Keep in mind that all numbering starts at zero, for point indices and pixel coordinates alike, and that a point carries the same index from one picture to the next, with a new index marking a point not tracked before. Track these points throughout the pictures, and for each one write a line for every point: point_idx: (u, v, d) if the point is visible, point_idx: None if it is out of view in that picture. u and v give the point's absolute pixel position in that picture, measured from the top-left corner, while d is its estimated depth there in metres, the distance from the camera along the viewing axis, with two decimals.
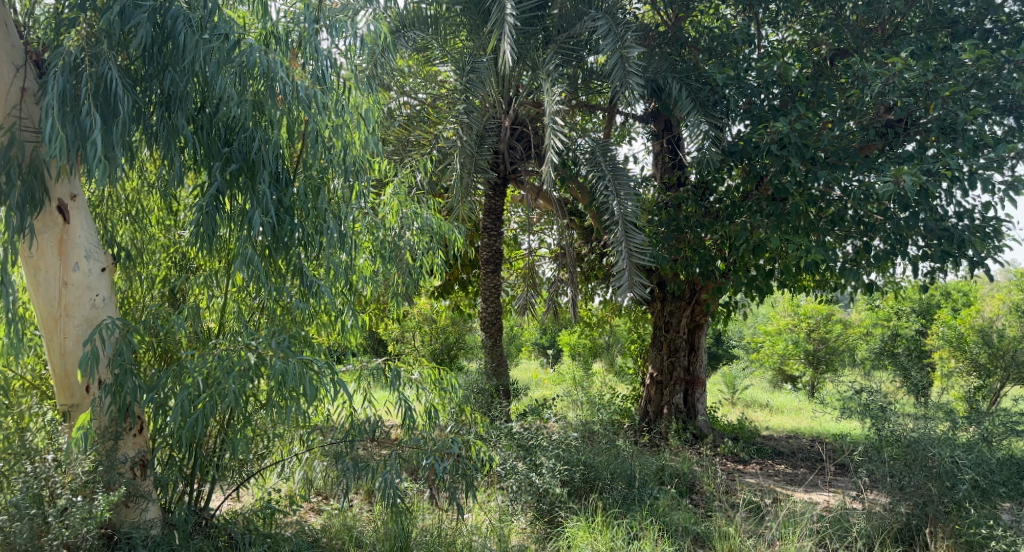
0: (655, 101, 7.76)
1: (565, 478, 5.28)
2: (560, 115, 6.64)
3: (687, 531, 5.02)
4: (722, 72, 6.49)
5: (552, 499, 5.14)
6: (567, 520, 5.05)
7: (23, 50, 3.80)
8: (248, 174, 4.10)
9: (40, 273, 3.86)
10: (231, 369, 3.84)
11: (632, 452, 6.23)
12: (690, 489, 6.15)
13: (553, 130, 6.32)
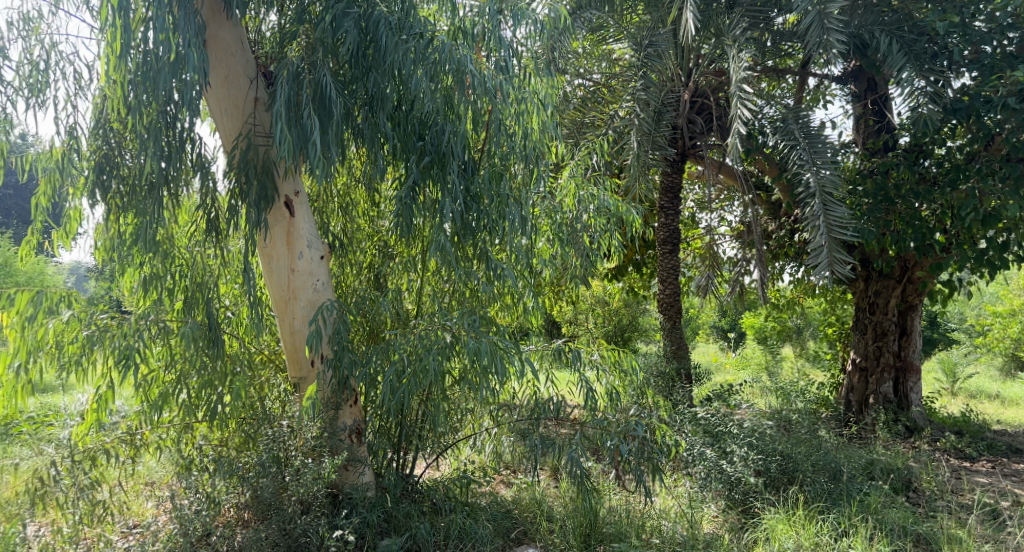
0: (856, 59, 7.24)
1: (760, 468, 5.16)
2: (749, 84, 6.39)
3: (907, 531, 4.73)
4: (945, 19, 6.05)
5: (745, 488, 5.06)
6: (765, 512, 4.89)
7: (255, 65, 4.27)
8: (440, 165, 4.37)
9: (273, 260, 4.36)
10: (432, 346, 4.14)
11: (837, 445, 5.93)
12: (907, 486, 5.77)
13: (740, 99, 6.11)
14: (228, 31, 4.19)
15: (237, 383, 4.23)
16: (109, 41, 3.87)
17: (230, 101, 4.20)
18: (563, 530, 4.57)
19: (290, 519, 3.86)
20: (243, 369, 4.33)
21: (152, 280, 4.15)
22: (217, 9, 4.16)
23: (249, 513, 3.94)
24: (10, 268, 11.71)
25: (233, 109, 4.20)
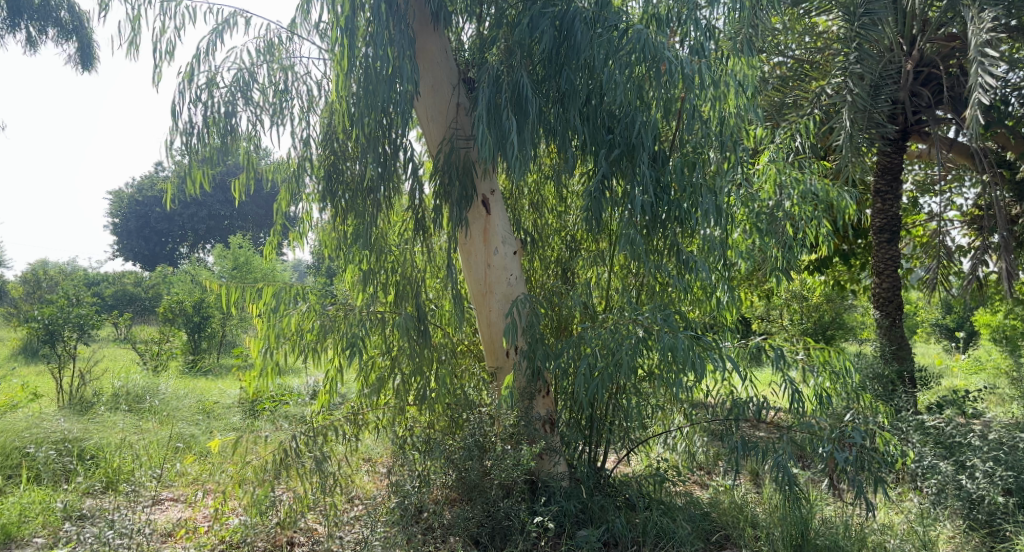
0: None
1: (1011, 486, 4.59)
2: (992, 46, 5.74)
3: None
4: None
5: (992, 508, 4.54)
6: (1017, 536, 4.36)
7: (456, 73, 4.47)
8: (629, 157, 4.31)
9: (472, 256, 4.57)
10: (625, 339, 4.09)
11: None
12: None
13: (982, 65, 5.50)
14: (436, 41, 4.43)
15: (443, 370, 4.55)
16: (337, 60, 4.26)
17: (436, 108, 4.45)
18: (769, 538, 4.36)
19: (494, 503, 4.06)
20: (448, 357, 4.68)
21: (370, 276, 4.55)
22: (426, 21, 4.40)
23: (455, 492, 4.17)
24: (249, 263, 13.24)
25: (438, 114, 4.44)
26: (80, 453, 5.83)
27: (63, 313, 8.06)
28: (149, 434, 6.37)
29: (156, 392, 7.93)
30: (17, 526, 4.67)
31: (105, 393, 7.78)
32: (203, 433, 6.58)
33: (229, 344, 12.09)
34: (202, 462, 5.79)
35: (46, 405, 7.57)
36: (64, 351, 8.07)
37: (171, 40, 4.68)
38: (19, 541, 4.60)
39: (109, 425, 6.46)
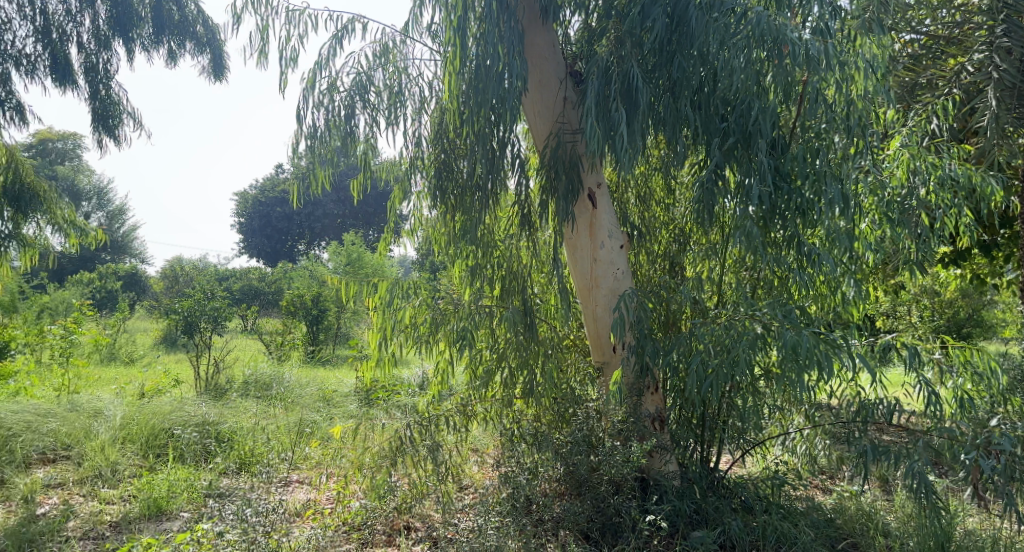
0: None
1: None
2: None
3: None
4: None
5: None
6: None
7: (564, 67, 4.42)
8: (745, 144, 4.11)
9: (578, 251, 4.51)
10: (740, 336, 3.89)
11: None
12: None
13: None
14: (543, 36, 4.39)
15: (549, 364, 4.52)
16: (450, 60, 4.33)
17: (543, 103, 4.42)
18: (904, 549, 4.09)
19: (604, 498, 4.00)
20: (553, 351, 4.60)
21: (477, 270, 4.66)
22: (535, 16, 4.37)
23: (562, 485, 4.06)
24: (361, 259, 13.71)
25: (544, 109, 4.41)
26: (216, 436, 6.23)
27: (200, 306, 8.65)
28: (277, 419, 6.73)
29: (282, 380, 8.37)
30: (166, 501, 5.02)
31: (236, 380, 8.28)
32: (324, 419, 6.87)
33: (343, 337, 12.57)
34: (324, 448, 6.05)
35: (186, 391, 8.15)
36: (200, 341, 8.66)
37: (295, 48, 4.89)
38: (167, 515, 4.95)
39: (239, 411, 6.89)
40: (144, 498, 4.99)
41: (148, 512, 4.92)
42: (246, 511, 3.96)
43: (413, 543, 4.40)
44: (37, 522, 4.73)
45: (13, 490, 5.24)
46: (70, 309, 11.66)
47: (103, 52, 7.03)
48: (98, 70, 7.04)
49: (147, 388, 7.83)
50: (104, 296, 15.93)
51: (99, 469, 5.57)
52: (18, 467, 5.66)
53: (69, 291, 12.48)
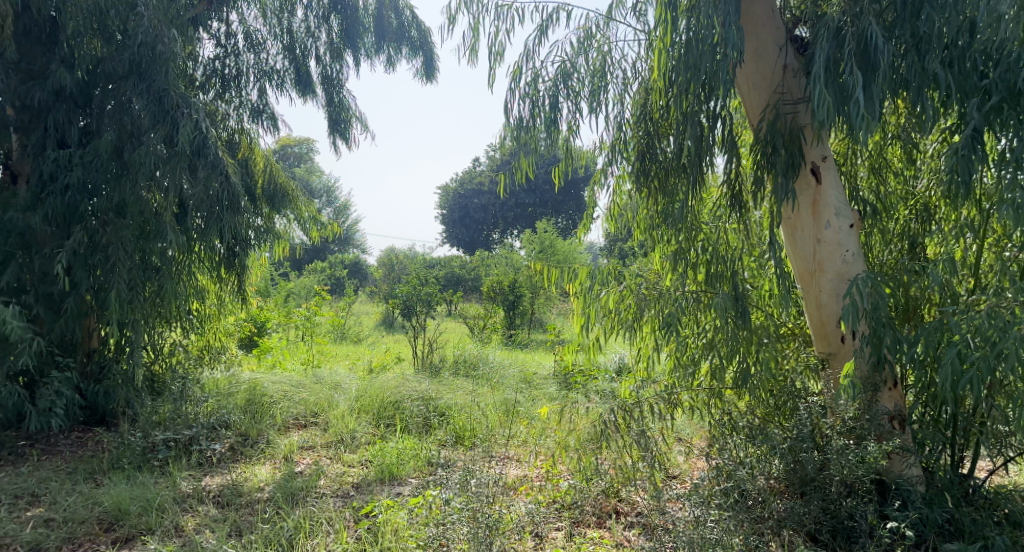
0: None
1: None
2: None
3: None
4: None
5: None
6: None
7: (784, 32, 4.16)
8: (1015, 103, 3.59)
9: (798, 232, 4.24)
10: (1009, 327, 3.41)
11: None
12: None
13: None
14: (761, 2, 4.16)
15: (764, 353, 4.25)
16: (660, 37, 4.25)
17: (759, 73, 4.20)
18: None
19: (834, 500, 3.73)
20: (769, 340, 4.34)
21: (680, 256, 4.46)
22: None
23: (779, 483, 3.89)
24: (554, 246, 13.93)
25: (761, 80, 4.19)
26: (435, 411, 6.66)
27: (416, 291, 9.29)
28: (487, 398, 7.08)
29: (488, 361, 8.80)
30: (397, 467, 5.46)
31: (448, 360, 8.82)
32: (529, 400, 7.11)
33: (539, 322, 12.88)
34: (534, 427, 6.26)
35: (407, 368, 8.80)
36: (416, 324, 9.29)
37: (503, 42, 5.05)
38: (398, 480, 5.37)
39: (453, 389, 7.36)
40: (379, 464, 5.48)
41: (382, 476, 5.39)
42: (467, 481, 4.34)
43: (624, 527, 4.38)
44: (296, 478, 5.30)
45: (274, 449, 5.92)
46: (308, 293, 13.04)
47: (335, 63, 7.70)
48: (332, 80, 7.75)
49: (374, 364, 8.58)
50: (330, 284, 17.65)
51: (341, 435, 6.23)
52: (278, 429, 6.39)
53: (303, 277, 13.93)
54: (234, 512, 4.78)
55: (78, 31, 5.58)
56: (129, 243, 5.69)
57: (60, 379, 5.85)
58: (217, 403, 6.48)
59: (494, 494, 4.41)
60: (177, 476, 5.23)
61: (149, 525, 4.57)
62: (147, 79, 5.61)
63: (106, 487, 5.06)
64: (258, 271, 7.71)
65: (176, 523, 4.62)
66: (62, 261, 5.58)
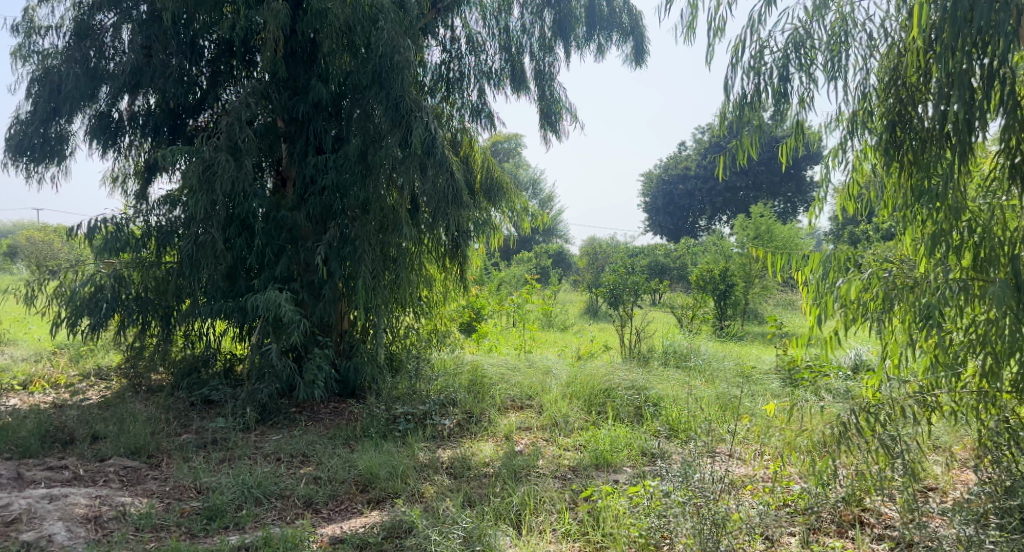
0: None
1: None
2: None
3: None
4: None
5: None
6: None
7: None
8: None
9: None
10: None
11: None
12: None
13: None
14: None
15: None
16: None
17: None
18: None
19: None
20: None
21: (939, 237, 3.90)
22: None
23: None
24: (770, 232, 13.15)
25: None
26: (649, 401, 6.54)
27: (623, 280, 9.16)
28: (703, 391, 6.84)
29: (700, 353, 8.48)
30: (611, 455, 5.42)
31: (658, 350, 8.63)
32: (749, 395, 6.76)
33: (752, 314, 12.22)
34: (755, 425, 5.91)
35: (614, 356, 8.76)
36: (624, 312, 9.17)
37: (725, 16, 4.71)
38: (612, 467, 5.33)
39: (666, 379, 7.20)
40: (593, 450, 5.49)
41: (597, 462, 5.38)
42: (691, 475, 4.14)
43: (872, 539, 4.05)
44: (517, 456, 5.47)
45: (496, 427, 6.16)
46: (519, 283, 13.37)
47: (547, 56, 7.73)
48: (544, 75, 7.78)
49: (582, 352, 8.63)
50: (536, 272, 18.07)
51: (555, 419, 6.31)
52: (498, 408, 6.62)
53: (512, 266, 14.38)
54: (465, 484, 5.03)
55: (332, 48, 6.06)
56: (373, 236, 6.19)
57: (320, 355, 6.35)
58: (445, 382, 6.85)
59: (718, 491, 4.15)
60: (415, 447, 5.62)
61: (396, 489, 4.96)
62: (387, 88, 6.04)
63: (359, 452, 5.56)
64: (475, 262, 7.94)
65: (417, 489, 4.96)
66: (321, 254, 6.16)
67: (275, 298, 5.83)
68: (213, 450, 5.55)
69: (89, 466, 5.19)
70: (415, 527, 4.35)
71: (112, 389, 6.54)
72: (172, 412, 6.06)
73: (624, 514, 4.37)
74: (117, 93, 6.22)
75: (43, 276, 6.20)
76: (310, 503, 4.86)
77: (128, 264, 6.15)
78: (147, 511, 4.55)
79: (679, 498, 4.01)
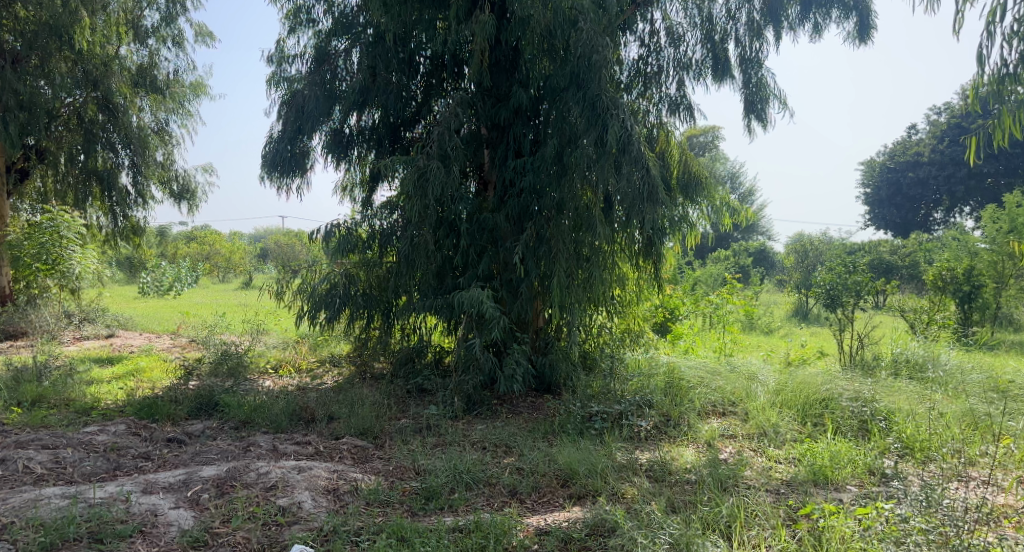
0: None
1: None
2: None
3: None
4: None
5: None
6: None
7: None
8: None
9: None
10: None
11: None
12: None
13: None
14: None
15: None
16: None
17: None
18: None
19: None
20: None
21: None
22: None
23: None
24: None
25: None
26: (879, 414, 6.08)
27: (842, 280, 8.45)
28: (944, 406, 6.22)
29: (940, 363, 7.62)
30: (832, 471, 5.13)
31: (885, 357, 7.89)
32: (1001, 414, 6.03)
33: (1005, 319, 10.75)
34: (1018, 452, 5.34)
35: (832, 364, 8.14)
36: (844, 316, 8.48)
37: None
38: (835, 485, 5.05)
39: (896, 391, 6.60)
40: (810, 465, 5.20)
41: (815, 478, 5.10)
42: (935, 501, 4.19)
43: None
44: (722, 464, 5.30)
45: (697, 432, 6.05)
46: (722, 282, 12.82)
47: (756, 41, 7.41)
48: (751, 61, 7.45)
49: (794, 358, 8.14)
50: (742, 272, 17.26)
51: (764, 428, 6.07)
52: (698, 413, 6.48)
53: (717, 264, 13.84)
54: (666, 488, 5.00)
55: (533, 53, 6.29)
56: (567, 234, 6.45)
57: (518, 351, 6.61)
58: (641, 383, 6.80)
59: (974, 522, 4.08)
60: (613, 447, 5.65)
61: (597, 487, 5.06)
62: (584, 88, 6.18)
63: (558, 447, 5.71)
64: (669, 261, 7.87)
65: (617, 489, 5.03)
66: (519, 254, 6.45)
67: (478, 295, 6.20)
68: (427, 435, 5.99)
69: (327, 442, 5.83)
70: (621, 528, 4.41)
71: (344, 375, 7.29)
72: (392, 397, 6.62)
73: (852, 537, 4.18)
74: (347, 111, 6.92)
75: (289, 275, 7.02)
76: (515, 493, 5.09)
77: (357, 264, 6.81)
78: (376, 487, 5.02)
79: (922, 527, 3.98)
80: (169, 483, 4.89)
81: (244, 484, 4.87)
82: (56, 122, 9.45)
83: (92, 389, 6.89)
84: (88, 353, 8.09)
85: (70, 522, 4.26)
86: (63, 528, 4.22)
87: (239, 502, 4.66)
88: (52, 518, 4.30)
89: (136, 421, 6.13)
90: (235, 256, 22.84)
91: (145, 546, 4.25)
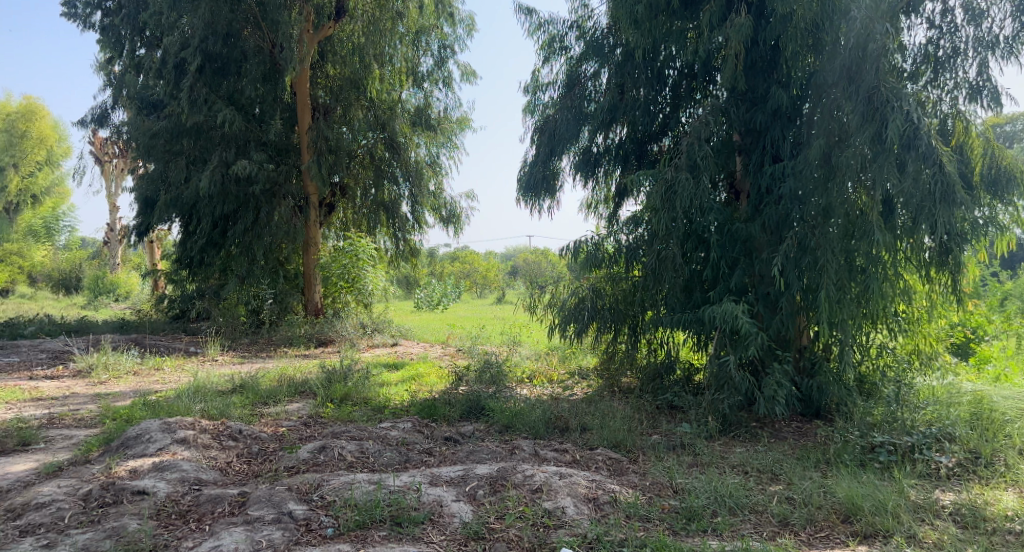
0: None
1: None
2: None
3: None
4: None
5: None
6: None
7: None
8: None
9: None
10: None
11: None
12: None
13: None
14: None
15: None
16: None
17: None
18: None
19: None
20: None
21: None
22: None
23: None
24: None
25: None
26: None
27: None
28: None
29: None
30: None
31: None
32: None
33: None
34: None
35: None
36: None
37: None
38: None
39: None
40: None
41: None
42: None
43: None
44: None
45: (1020, 475, 5.12)
46: None
47: None
48: None
49: None
50: None
51: None
52: (1018, 452, 5.46)
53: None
54: (983, 537, 4.36)
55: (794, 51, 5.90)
56: (835, 243, 5.85)
57: (779, 371, 6.16)
58: (938, 413, 5.87)
59: None
60: (905, 483, 4.98)
61: (887, 526, 4.53)
62: (859, 81, 5.70)
63: (834, 478, 5.19)
64: (970, 271, 6.80)
65: (915, 531, 4.47)
66: (778, 265, 5.97)
67: (732, 310, 5.89)
68: (682, 454, 5.81)
69: (582, 451, 5.90)
70: None
71: (593, 387, 7.38)
72: (640, 412, 6.55)
73: None
74: (595, 130, 7.04)
75: (538, 291, 7.36)
76: (788, 523, 4.70)
77: (603, 278, 6.96)
78: (635, 500, 4.95)
79: None
80: (450, 477, 5.21)
81: (513, 484, 5.07)
82: (355, 161, 11.25)
83: (384, 389, 7.81)
84: (377, 359, 9.21)
85: (377, 505, 4.68)
86: (371, 510, 4.66)
87: (511, 501, 4.86)
88: (364, 500, 4.75)
89: (420, 419, 6.73)
90: (489, 274, 24.44)
91: (436, 534, 4.55)
